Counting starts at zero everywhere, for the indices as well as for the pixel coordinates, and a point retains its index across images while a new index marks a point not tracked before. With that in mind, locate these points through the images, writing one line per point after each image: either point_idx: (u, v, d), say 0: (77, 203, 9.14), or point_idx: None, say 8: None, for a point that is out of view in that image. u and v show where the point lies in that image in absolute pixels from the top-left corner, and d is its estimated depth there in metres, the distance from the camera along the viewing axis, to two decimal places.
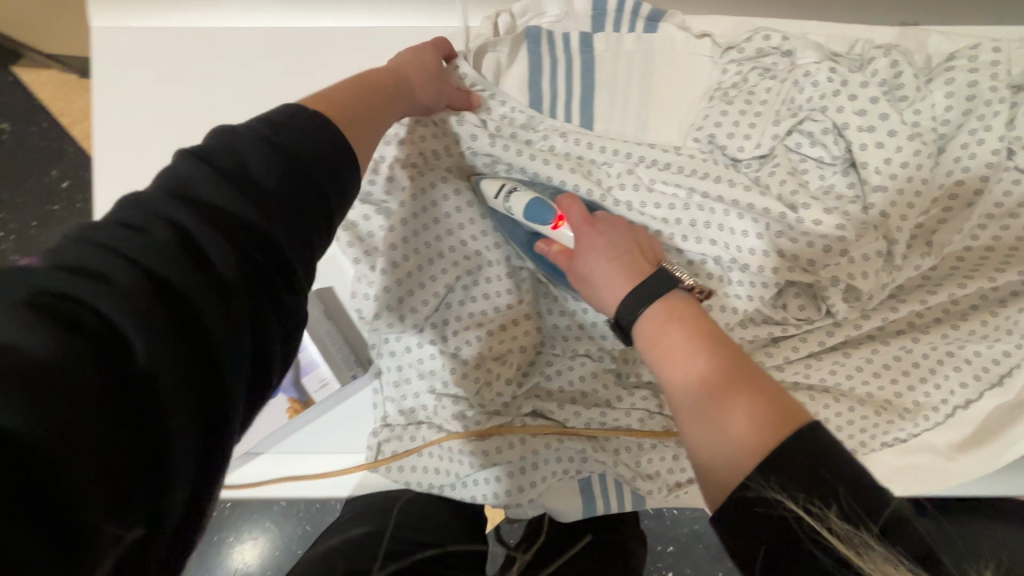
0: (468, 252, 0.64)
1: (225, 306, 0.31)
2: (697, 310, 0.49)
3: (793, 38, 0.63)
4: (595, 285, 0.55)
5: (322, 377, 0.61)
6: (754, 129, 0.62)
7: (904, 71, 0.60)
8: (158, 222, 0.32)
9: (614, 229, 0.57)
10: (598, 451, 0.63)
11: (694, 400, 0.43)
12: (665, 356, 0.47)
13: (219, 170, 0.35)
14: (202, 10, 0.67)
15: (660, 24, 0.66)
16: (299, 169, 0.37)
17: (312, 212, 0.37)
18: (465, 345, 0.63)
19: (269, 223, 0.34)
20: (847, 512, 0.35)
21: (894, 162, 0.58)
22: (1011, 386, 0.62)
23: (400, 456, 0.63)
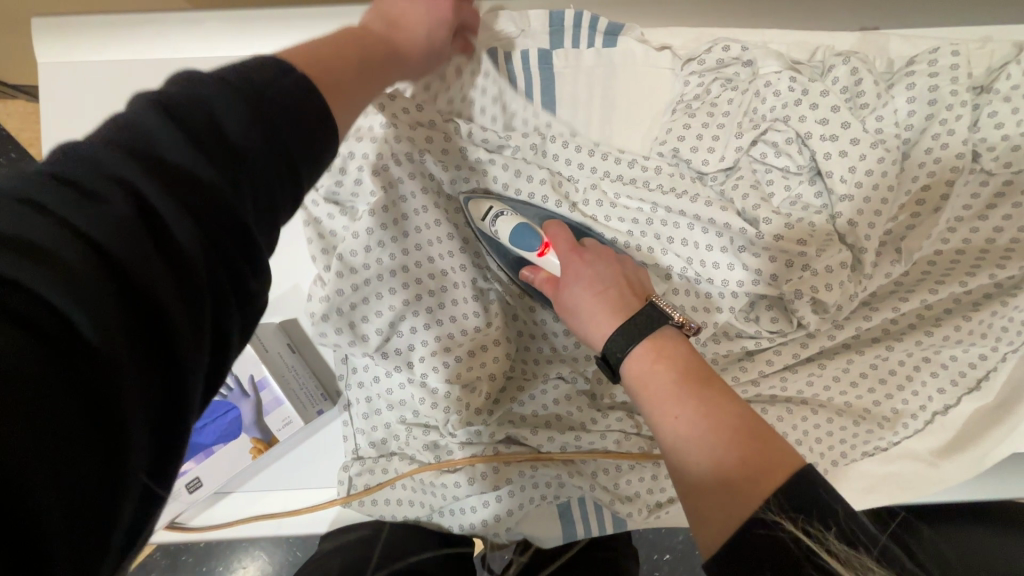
0: (435, 269, 0.61)
1: (191, 298, 0.26)
2: (681, 348, 0.47)
3: (753, 48, 0.62)
4: (582, 318, 0.53)
5: (286, 416, 0.60)
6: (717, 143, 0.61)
7: (864, 78, 0.59)
8: (109, 184, 0.26)
9: (600, 262, 0.55)
10: (575, 476, 0.61)
11: (683, 452, 0.41)
12: (650, 401, 0.45)
13: (184, 122, 0.29)
14: (138, 41, 0.65)
15: (619, 38, 0.65)
16: (278, 132, 0.32)
17: (289, 174, 0.32)
18: (432, 371, 0.60)
19: (238, 186, 0.30)
20: (849, 537, 0.33)
21: (859, 170, 0.58)
22: (987, 387, 0.63)
23: (371, 490, 0.62)
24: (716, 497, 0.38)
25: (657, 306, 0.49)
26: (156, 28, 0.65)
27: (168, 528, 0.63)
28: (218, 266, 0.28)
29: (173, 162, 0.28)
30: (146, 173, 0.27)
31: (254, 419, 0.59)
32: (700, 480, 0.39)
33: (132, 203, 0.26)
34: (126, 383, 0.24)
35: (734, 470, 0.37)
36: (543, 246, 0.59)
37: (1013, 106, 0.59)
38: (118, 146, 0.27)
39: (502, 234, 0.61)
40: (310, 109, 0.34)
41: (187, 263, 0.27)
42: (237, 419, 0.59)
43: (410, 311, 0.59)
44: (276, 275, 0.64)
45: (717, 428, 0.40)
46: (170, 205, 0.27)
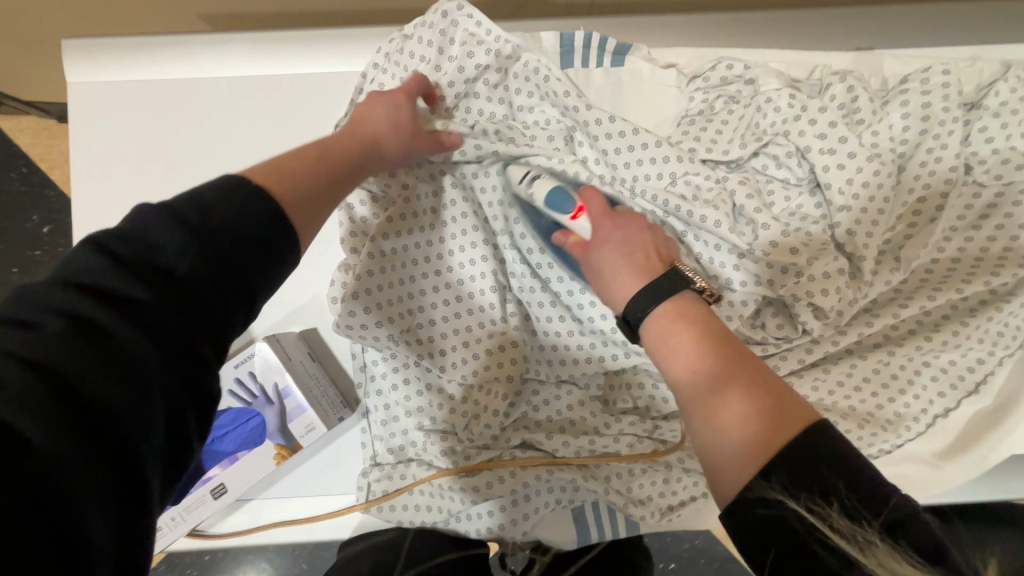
0: (454, 263, 0.65)
1: (127, 385, 0.31)
2: (700, 308, 0.47)
3: (754, 67, 0.65)
4: (606, 279, 0.52)
5: (309, 422, 0.61)
6: (724, 155, 0.64)
7: (860, 96, 0.63)
8: (54, 316, 0.31)
9: (631, 226, 0.54)
10: (590, 480, 0.63)
11: (704, 407, 0.42)
12: (671, 360, 0.45)
13: (117, 251, 0.34)
14: (172, 54, 0.68)
15: (626, 57, 0.67)
16: (206, 232, 0.36)
17: (235, 284, 0.37)
18: (453, 365, 0.63)
19: (167, 287, 0.34)
20: (850, 512, 0.35)
21: (857, 182, 0.61)
22: (987, 390, 0.65)
23: (391, 495, 0.63)
24: (736, 450, 0.39)
25: (676, 271, 0.49)
26: (184, 48, 0.68)
27: (190, 536, 0.64)
28: (164, 372, 0.33)
29: (119, 293, 0.33)
30: (96, 306, 0.32)
31: (279, 426, 0.60)
32: (721, 435, 0.40)
33: (76, 330, 0.31)
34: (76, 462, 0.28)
35: (756, 426, 0.39)
36: (575, 210, 0.57)
37: (1001, 122, 0.62)
38: (70, 287, 0.33)
39: (537, 196, 0.59)
40: (253, 223, 0.39)
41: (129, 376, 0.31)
42: (260, 426, 0.60)
43: (436, 292, 0.64)
44: (298, 284, 0.66)
45: (739, 385, 0.41)
46: (118, 328, 0.32)
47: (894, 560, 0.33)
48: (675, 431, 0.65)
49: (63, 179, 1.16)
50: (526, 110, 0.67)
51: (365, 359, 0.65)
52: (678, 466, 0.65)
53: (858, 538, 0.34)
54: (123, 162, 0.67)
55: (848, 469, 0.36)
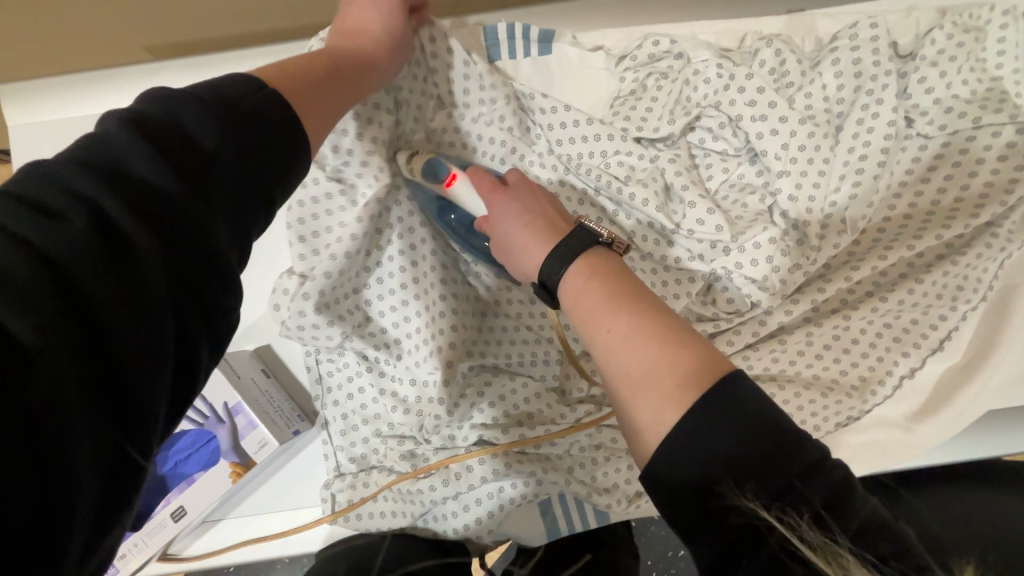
0: (398, 260, 0.64)
1: (144, 304, 0.29)
2: (616, 268, 0.45)
3: (680, 40, 0.64)
4: (516, 251, 0.51)
5: (261, 438, 0.60)
6: (656, 133, 0.64)
7: (788, 58, 0.62)
8: (76, 206, 0.29)
9: (523, 194, 0.54)
10: (551, 472, 0.62)
11: (618, 367, 0.41)
12: (586, 321, 0.44)
13: (156, 144, 0.32)
14: (104, 86, 0.69)
15: (552, 44, 0.67)
16: (245, 149, 0.35)
17: (254, 195, 0.36)
18: (408, 354, 0.64)
19: (196, 202, 0.32)
20: (822, 523, 0.33)
21: (791, 147, 0.60)
22: (951, 347, 0.63)
23: (355, 505, 0.63)
24: (644, 407, 0.39)
25: (583, 227, 0.47)
26: (117, 81, 0.69)
27: (161, 560, 0.65)
28: (180, 277, 0.31)
29: (141, 184, 0.31)
30: (122, 207, 0.30)
31: (231, 444, 0.60)
32: (632, 395, 0.40)
33: (94, 220, 0.29)
34: (84, 367, 0.26)
35: (665, 382, 0.38)
36: (449, 178, 0.58)
37: (938, 70, 0.61)
38: (93, 171, 0.30)
39: (417, 173, 0.61)
40: (276, 127, 0.38)
41: (145, 276, 0.29)
42: (213, 445, 0.60)
43: (384, 284, 0.63)
44: (246, 300, 0.67)
45: (653, 342, 0.40)
46: (132, 223, 0.30)
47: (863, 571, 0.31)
48: None
49: None
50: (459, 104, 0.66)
51: (319, 371, 0.65)
52: None
53: (828, 551, 0.32)
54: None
55: (823, 473, 0.34)
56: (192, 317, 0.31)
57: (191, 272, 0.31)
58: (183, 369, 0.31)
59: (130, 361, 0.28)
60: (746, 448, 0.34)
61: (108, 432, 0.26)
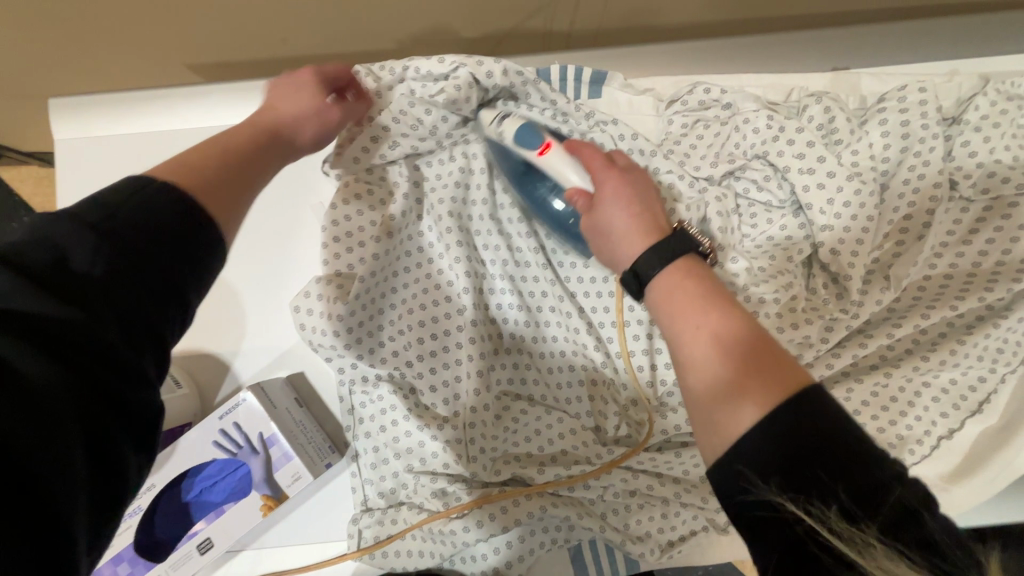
0: (426, 302, 0.66)
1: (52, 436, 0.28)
2: (709, 273, 0.44)
3: (731, 91, 0.65)
4: (613, 238, 0.50)
5: (295, 470, 0.59)
6: (696, 170, 0.65)
7: (837, 115, 0.63)
8: None
9: (637, 184, 0.52)
10: (585, 517, 0.61)
11: (701, 367, 0.40)
12: (672, 318, 0.43)
13: (31, 267, 0.31)
14: (149, 104, 0.69)
15: (603, 87, 0.68)
16: (134, 251, 0.35)
17: (162, 292, 0.35)
18: (439, 401, 0.65)
19: (102, 318, 0.32)
20: (850, 513, 0.32)
21: (837, 202, 0.61)
22: (991, 409, 0.62)
23: (383, 542, 0.61)
24: (728, 408, 0.37)
25: (685, 232, 0.46)
26: (165, 106, 0.69)
27: None
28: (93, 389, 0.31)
29: (28, 313, 0.30)
30: (14, 337, 0.29)
31: (264, 476, 0.59)
32: (713, 396, 0.38)
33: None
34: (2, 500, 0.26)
35: (750, 376, 0.37)
36: (544, 145, 0.57)
37: (983, 136, 0.62)
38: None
39: (507, 135, 0.60)
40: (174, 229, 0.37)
41: (55, 397, 0.29)
42: (245, 475, 0.59)
43: (416, 326, 0.65)
44: (278, 329, 0.67)
45: (739, 349, 0.38)
46: (24, 352, 0.29)
47: (892, 563, 0.31)
48: (669, 463, 0.63)
49: None
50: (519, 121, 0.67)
51: (352, 403, 0.64)
52: (675, 501, 0.63)
53: (857, 541, 0.32)
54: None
55: (852, 465, 0.32)
56: (111, 430, 0.32)
57: (101, 381, 0.31)
58: (108, 474, 0.32)
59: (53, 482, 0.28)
60: (765, 438, 0.34)
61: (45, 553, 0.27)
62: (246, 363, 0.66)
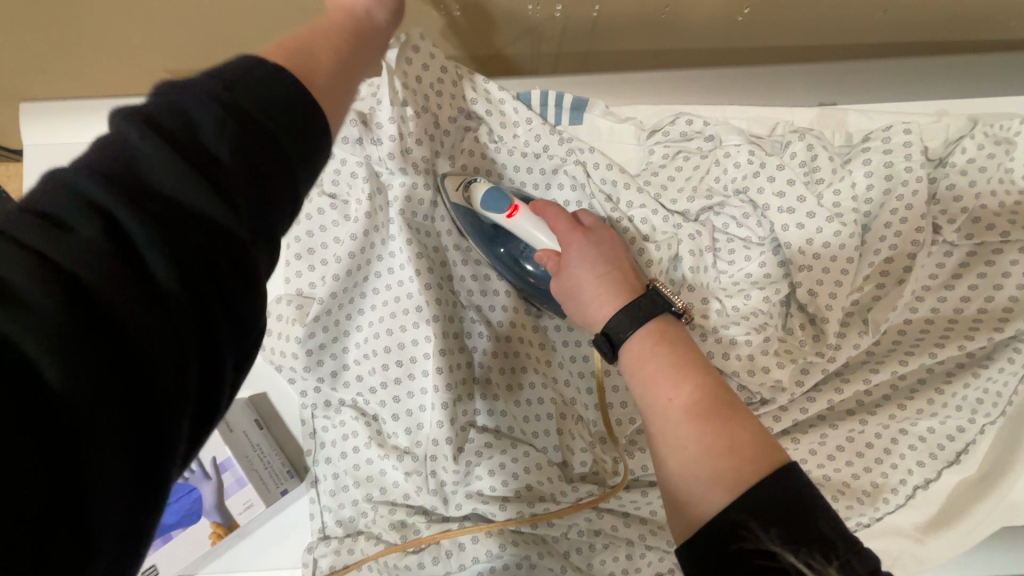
0: (387, 330, 0.63)
1: (164, 316, 0.25)
2: (682, 336, 0.44)
3: (714, 123, 0.64)
4: (583, 299, 0.49)
5: (247, 498, 0.58)
6: (672, 204, 0.64)
7: (820, 153, 0.61)
8: (82, 219, 0.25)
9: (604, 243, 0.52)
10: (547, 556, 0.60)
11: (676, 441, 0.38)
12: (646, 386, 0.42)
13: (164, 130, 0.28)
14: (117, 115, 0.68)
15: (584, 113, 0.67)
16: (262, 126, 0.30)
17: (284, 178, 0.31)
18: (402, 432, 0.62)
19: (227, 198, 0.28)
20: (851, 572, 0.30)
21: (817, 242, 0.60)
22: (967, 459, 0.61)
23: (338, 572, 0.59)
24: (705, 481, 0.36)
25: (656, 291, 0.46)
26: None
27: None
28: (160, 321, 0.25)
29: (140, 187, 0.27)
30: (121, 202, 0.26)
31: (214, 503, 0.58)
32: (689, 469, 0.37)
33: (103, 228, 0.25)
34: (99, 394, 0.22)
35: (714, 417, 0.38)
36: (511, 208, 0.59)
37: (968, 180, 0.61)
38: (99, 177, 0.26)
39: (475, 200, 0.62)
40: (291, 142, 0.32)
41: (119, 319, 0.24)
42: (196, 500, 0.57)
43: (380, 356, 0.63)
44: None
45: (714, 415, 0.38)
46: (136, 224, 0.26)
47: None
48: (636, 503, 0.61)
49: None
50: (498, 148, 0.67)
51: (314, 426, 0.63)
52: (640, 543, 0.61)
53: None
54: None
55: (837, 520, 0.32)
56: (218, 328, 0.27)
57: (170, 314, 0.25)
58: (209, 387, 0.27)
59: (81, 429, 0.22)
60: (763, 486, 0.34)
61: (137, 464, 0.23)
62: None
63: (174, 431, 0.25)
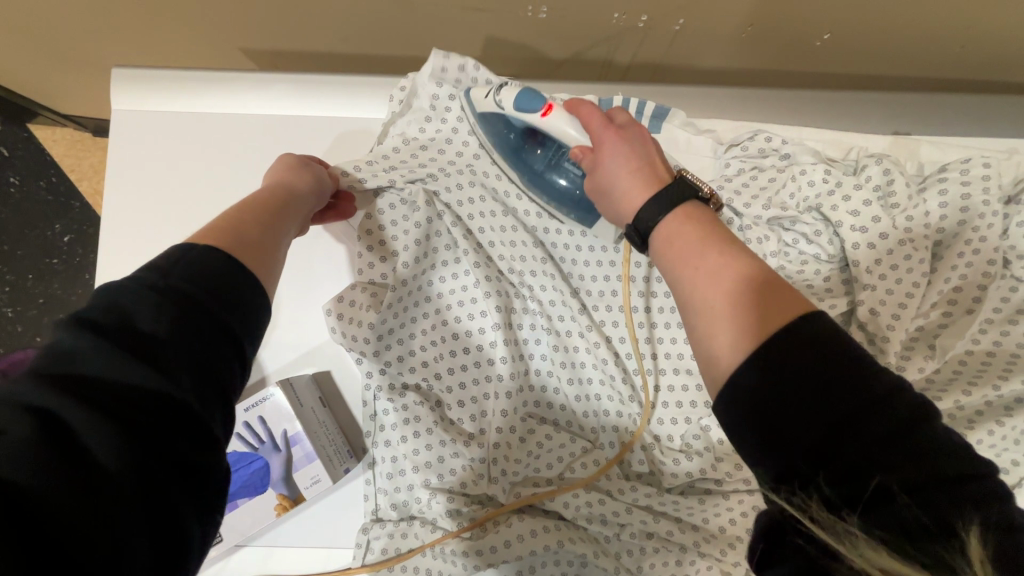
0: (451, 318, 0.66)
1: (138, 444, 0.30)
2: (710, 218, 0.43)
3: (791, 143, 0.66)
4: (616, 195, 0.49)
5: (314, 474, 0.60)
6: (745, 209, 0.65)
7: (896, 179, 0.62)
8: (73, 374, 0.31)
9: (639, 138, 0.50)
10: (601, 556, 0.61)
11: (712, 304, 0.38)
12: (678, 264, 0.41)
13: (136, 282, 0.35)
14: (197, 89, 0.68)
15: (663, 122, 0.68)
16: (200, 271, 0.37)
17: (235, 316, 0.37)
18: (468, 419, 0.64)
19: (184, 340, 0.34)
20: (832, 499, 0.31)
21: (887, 265, 0.61)
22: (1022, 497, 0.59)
23: (403, 555, 0.60)
24: (734, 336, 0.36)
25: (684, 181, 0.45)
26: (219, 90, 0.69)
27: None
28: (94, 506, 0.28)
29: (125, 337, 0.33)
30: (107, 356, 0.31)
31: (283, 475, 0.59)
32: (725, 333, 0.36)
33: (87, 383, 0.31)
34: (87, 505, 0.28)
35: (747, 288, 0.37)
36: (545, 107, 0.55)
37: None
38: (93, 337, 0.32)
39: (505, 103, 0.57)
40: (229, 314, 0.37)
41: (100, 451, 0.29)
42: (262, 471, 0.59)
43: (445, 346, 0.65)
44: (305, 328, 0.66)
45: (749, 278, 0.38)
46: (122, 371, 0.31)
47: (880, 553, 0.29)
48: (691, 509, 0.62)
49: (88, 190, 1.21)
50: None
51: (375, 408, 0.63)
52: (693, 549, 0.61)
53: (840, 530, 0.30)
54: (157, 203, 0.67)
55: (820, 445, 0.31)
56: (185, 445, 0.32)
57: (104, 480, 0.29)
58: (191, 482, 0.32)
59: (59, 533, 0.27)
60: (803, 464, 0.32)
61: (133, 553, 0.29)
62: (275, 354, 0.65)
63: (142, 513, 0.30)
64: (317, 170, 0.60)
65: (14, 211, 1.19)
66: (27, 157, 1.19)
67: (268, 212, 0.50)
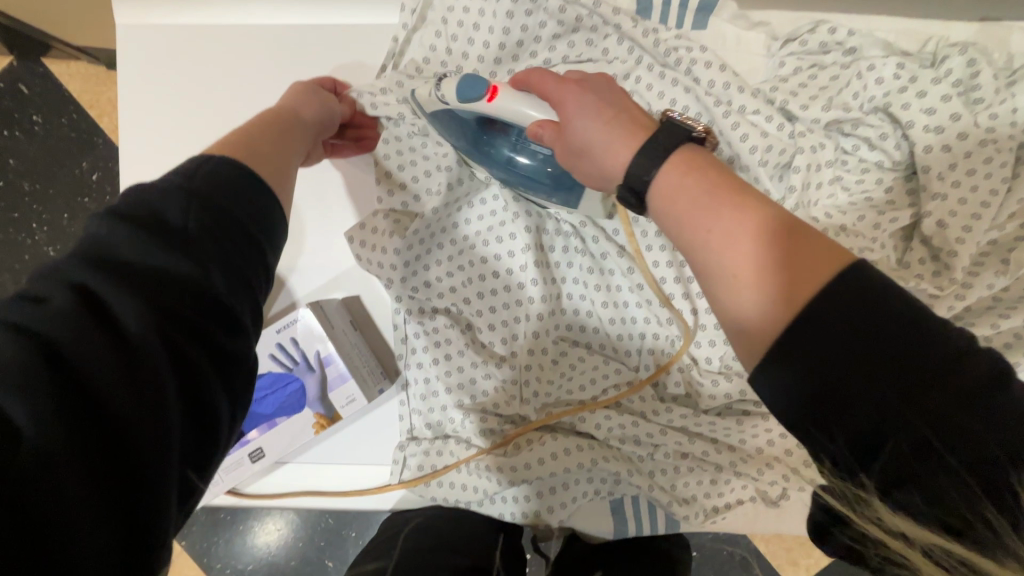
0: (478, 241, 0.63)
1: (175, 328, 0.29)
2: (711, 159, 0.38)
3: (859, 34, 0.58)
4: (596, 155, 0.43)
5: (350, 393, 0.60)
6: (803, 110, 0.58)
7: (982, 71, 0.54)
8: (110, 258, 0.30)
9: (601, 90, 0.46)
10: (635, 474, 0.61)
11: (730, 270, 0.33)
12: (680, 225, 0.37)
13: (164, 180, 0.34)
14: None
15: (710, 17, 0.61)
16: (223, 177, 0.35)
17: (259, 220, 0.36)
18: (499, 341, 0.63)
19: (212, 236, 0.33)
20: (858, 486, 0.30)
21: (961, 170, 0.55)
22: None
23: (439, 471, 0.62)
24: (758, 309, 0.32)
25: (674, 123, 0.40)
26: None
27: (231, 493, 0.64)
28: (129, 378, 0.27)
29: (156, 227, 0.31)
30: (141, 243, 0.30)
31: (318, 395, 0.60)
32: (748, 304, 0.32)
33: (123, 266, 0.30)
34: (125, 380, 0.27)
35: (762, 252, 0.32)
36: (490, 93, 0.51)
37: None
38: (127, 224, 0.31)
39: (449, 97, 0.53)
40: (251, 218, 0.35)
41: (137, 329, 0.28)
42: (298, 392, 0.60)
43: (472, 272, 0.63)
44: (329, 253, 0.65)
45: (768, 238, 0.33)
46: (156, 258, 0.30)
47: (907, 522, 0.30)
48: (728, 430, 0.60)
49: (109, 126, 1.19)
50: (610, 49, 0.61)
51: (405, 332, 0.63)
52: (728, 469, 0.61)
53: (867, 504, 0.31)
54: (175, 125, 0.65)
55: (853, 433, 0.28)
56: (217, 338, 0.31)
57: (141, 358, 0.28)
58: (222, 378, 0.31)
59: (97, 407, 0.26)
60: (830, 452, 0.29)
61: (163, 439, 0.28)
62: (302, 279, 0.64)
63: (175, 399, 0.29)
64: (330, 98, 0.57)
65: (42, 149, 1.19)
66: (47, 93, 1.18)
67: (276, 131, 0.47)
